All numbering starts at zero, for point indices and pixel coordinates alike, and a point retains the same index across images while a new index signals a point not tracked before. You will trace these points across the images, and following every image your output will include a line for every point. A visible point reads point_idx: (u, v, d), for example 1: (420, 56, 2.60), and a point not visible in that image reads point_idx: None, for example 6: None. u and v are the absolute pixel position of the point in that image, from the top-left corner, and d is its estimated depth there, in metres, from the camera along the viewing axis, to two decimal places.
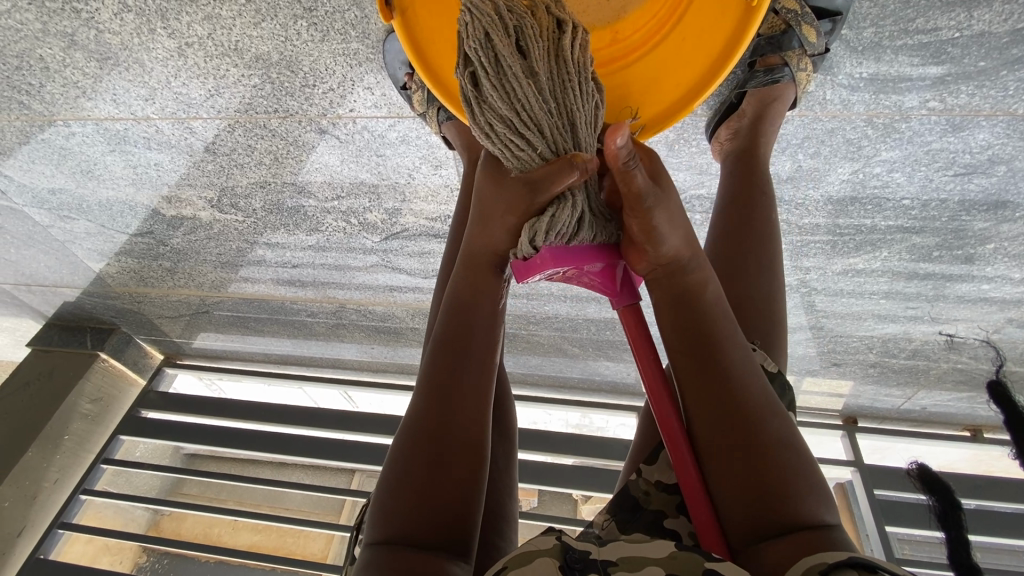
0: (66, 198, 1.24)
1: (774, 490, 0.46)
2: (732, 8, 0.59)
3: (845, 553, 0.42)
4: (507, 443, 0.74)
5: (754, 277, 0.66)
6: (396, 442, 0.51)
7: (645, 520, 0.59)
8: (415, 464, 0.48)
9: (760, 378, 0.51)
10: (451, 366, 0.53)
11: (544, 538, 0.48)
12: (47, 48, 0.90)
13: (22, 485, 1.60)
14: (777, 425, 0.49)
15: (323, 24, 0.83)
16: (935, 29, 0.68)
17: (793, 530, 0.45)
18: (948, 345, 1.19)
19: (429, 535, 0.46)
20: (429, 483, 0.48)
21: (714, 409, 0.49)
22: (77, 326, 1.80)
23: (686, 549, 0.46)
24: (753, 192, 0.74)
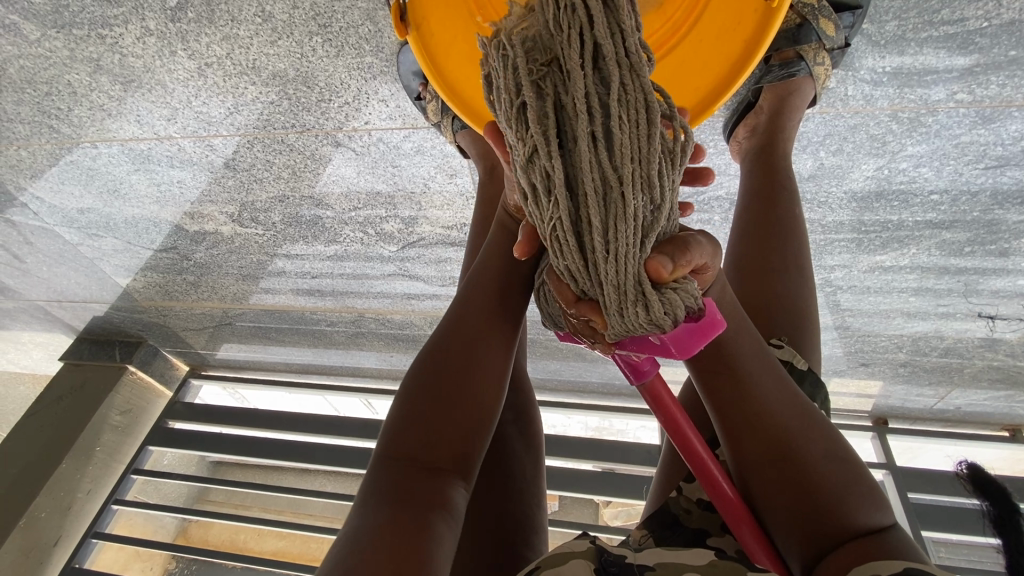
0: (94, 217, 1.27)
1: (824, 511, 0.46)
2: (749, 10, 0.58)
3: (902, 564, 0.40)
4: (534, 451, 0.73)
5: (781, 274, 0.65)
6: (411, 374, 0.55)
7: (686, 538, 0.58)
8: (429, 396, 0.52)
9: (796, 394, 0.48)
10: (472, 321, 0.57)
11: (579, 542, 0.50)
12: (74, 73, 0.92)
13: (57, 497, 1.64)
14: (817, 440, 0.47)
15: (338, 39, 0.84)
16: (961, 20, 0.67)
17: (849, 541, 0.45)
18: (983, 342, 1.15)
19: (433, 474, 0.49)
20: (444, 417, 0.51)
21: (751, 445, 0.48)
22: (107, 340, 1.85)
23: (726, 559, 0.46)
24: (778, 191, 0.72)
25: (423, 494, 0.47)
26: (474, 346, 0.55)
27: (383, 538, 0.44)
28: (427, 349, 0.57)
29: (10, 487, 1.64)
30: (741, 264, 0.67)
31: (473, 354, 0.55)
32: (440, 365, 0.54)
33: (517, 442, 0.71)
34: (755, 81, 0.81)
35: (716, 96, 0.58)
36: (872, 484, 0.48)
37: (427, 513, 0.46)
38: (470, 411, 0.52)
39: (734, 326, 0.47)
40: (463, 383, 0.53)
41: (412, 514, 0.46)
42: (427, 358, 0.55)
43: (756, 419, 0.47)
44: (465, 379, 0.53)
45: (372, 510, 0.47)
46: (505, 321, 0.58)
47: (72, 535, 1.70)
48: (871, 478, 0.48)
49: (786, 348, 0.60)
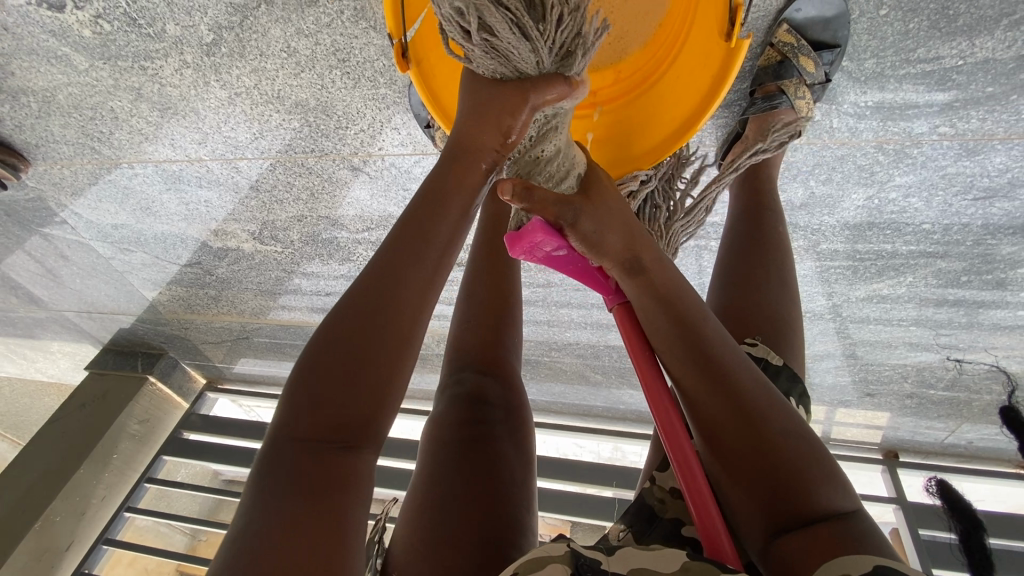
0: (127, 232, 1.36)
1: (787, 479, 0.47)
2: (715, 44, 0.64)
3: (871, 563, 0.40)
4: (526, 460, 0.69)
5: (765, 285, 0.68)
6: (313, 344, 0.48)
7: (661, 531, 0.59)
8: (331, 369, 0.46)
9: (749, 363, 0.51)
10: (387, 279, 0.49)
11: (555, 546, 0.48)
12: (117, 101, 1.02)
13: (73, 501, 1.69)
14: (780, 415, 0.49)
15: (355, 73, 0.91)
16: (937, 58, 0.70)
17: (814, 523, 0.46)
18: (988, 374, 1.14)
19: (338, 465, 0.45)
20: (349, 392, 0.46)
21: (723, 416, 0.49)
22: (129, 351, 1.92)
23: (699, 561, 0.45)
24: (762, 210, 0.76)
25: (334, 483, 0.44)
26: (389, 307, 0.48)
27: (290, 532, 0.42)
28: (335, 308, 0.49)
29: (29, 491, 1.70)
30: (727, 279, 0.70)
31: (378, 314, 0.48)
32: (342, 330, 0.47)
33: (507, 442, 0.68)
34: (741, 112, 0.84)
35: (699, 114, 0.65)
36: (834, 467, 0.49)
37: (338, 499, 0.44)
38: (373, 377, 0.46)
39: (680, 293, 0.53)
40: (368, 350, 0.47)
41: (319, 504, 0.43)
42: (335, 317, 0.49)
43: (720, 381, 0.50)
44: (370, 343, 0.47)
45: (274, 506, 0.43)
46: (427, 270, 0.51)
47: (84, 539, 1.74)
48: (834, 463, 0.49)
49: (758, 345, 0.62)
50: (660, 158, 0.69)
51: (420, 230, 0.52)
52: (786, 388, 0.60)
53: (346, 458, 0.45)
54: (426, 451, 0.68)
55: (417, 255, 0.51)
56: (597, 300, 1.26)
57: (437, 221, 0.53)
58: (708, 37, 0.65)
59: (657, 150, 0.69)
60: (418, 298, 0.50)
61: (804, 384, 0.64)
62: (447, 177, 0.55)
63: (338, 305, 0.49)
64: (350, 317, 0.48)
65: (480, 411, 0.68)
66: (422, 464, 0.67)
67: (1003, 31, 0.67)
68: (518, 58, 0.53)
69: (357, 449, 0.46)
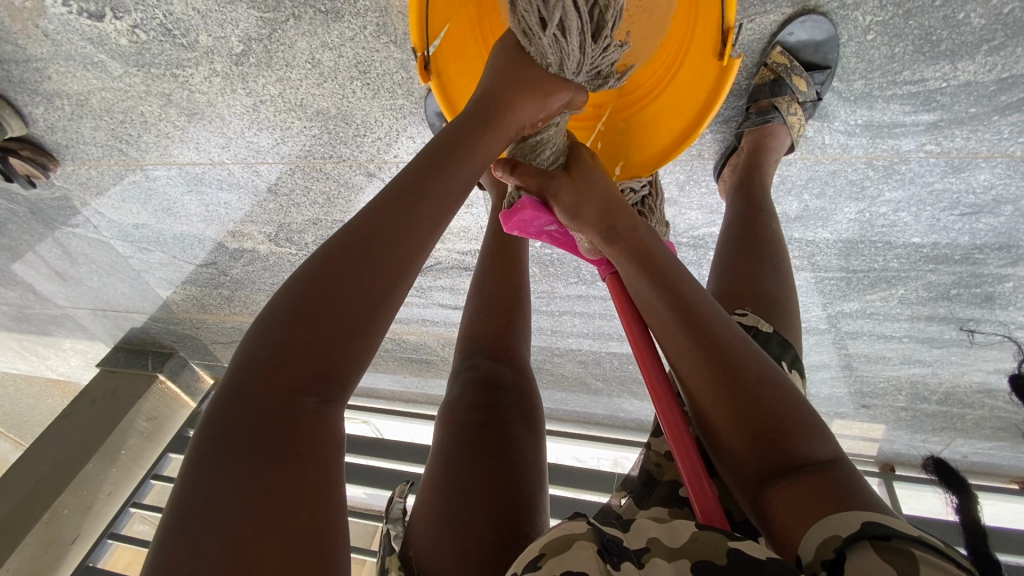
0: (147, 232, 1.41)
1: (773, 436, 0.50)
2: (709, 65, 0.70)
3: (859, 521, 0.42)
4: (537, 438, 0.73)
5: (759, 275, 0.72)
6: (280, 297, 0.47)
7: (661, 493, 0.65)
8: (300, 325, 0.45)
9: (740, 331, 0.56)
10: (371, 236, 0.48)
11: (575, 524, 0.49)
12: (148, 105, 1.07)
13: (80, 494, 1.72)
14: (762, 371, 0.53)
15: (375, 84, 0.97)
16: (922, 80, 0.75)
17: (802, 472, 0.48)
18: (979, 387, 1.17)
19: (302, 418, 0.44)
20: (318, 347, 0.45)
21: (712, 374, 0.54)
22: (140, 350, 1.96)
23: (707, 530, 0.47)
24: (756, 209, 0.80)
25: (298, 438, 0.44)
26: (376, 263, 0.48)
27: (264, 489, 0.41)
28: (309, 259, 0.49)
29: (38, 484, 1.72)
30: (723, 269, 0.75)
31: (357, 268, 0.47)
32: (320, 281, 0.46)
33: (520, 427, 0.71)
34: (737, 126, 0.89)
35: (695, 125, 0.72)
36: (818, 422, 0.51)
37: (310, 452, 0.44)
38: (340, 329, 0.45)
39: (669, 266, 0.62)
40: (333, 303, 0.45)
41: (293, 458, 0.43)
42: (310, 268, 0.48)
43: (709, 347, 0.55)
44: (340, 298, 0.46)
45: (238, 458, 0.42)
46: (416, 232, 0.50)
47: (90, 533, 1.77)
48: (820, 420, 0.52)
49: (748, 316, 0.67)
50: (662, 163, 0.77)
51: (415, 191, 0.52)
52: (776, 353, 0.63)
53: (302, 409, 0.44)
54: (441, 432, 0.71)
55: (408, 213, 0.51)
56: (600, 306, 1.30)
57: (441, 179, 0.54)
58: (703, 59, 0.71)
59: (660, 155, 0.77)
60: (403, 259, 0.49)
61: (799, 352, 0.67)
62: (466, 135, 0.58)
63: (312, 257, 0.48)
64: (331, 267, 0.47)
65: (492, 395, 0.72)
66: (436, 450, 0.70)
67: (983, 56, 0.71)
68: (573, 62, 0.64)
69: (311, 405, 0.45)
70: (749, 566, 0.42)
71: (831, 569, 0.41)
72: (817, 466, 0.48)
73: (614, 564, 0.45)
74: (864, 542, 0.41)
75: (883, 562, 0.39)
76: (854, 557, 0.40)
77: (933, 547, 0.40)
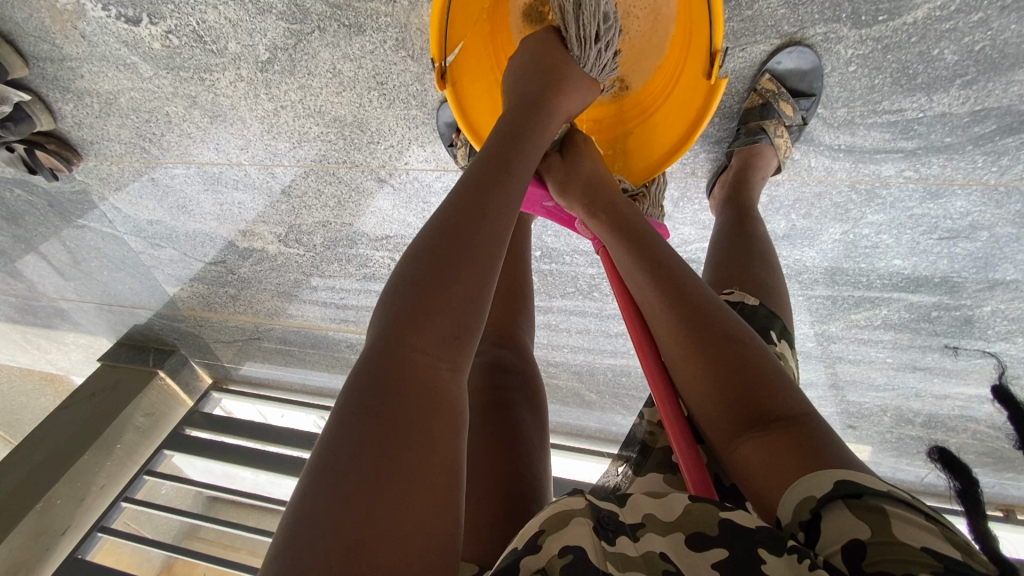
0: (160, 228, 1.46)
1: (747, 392, 0.55)
2: (700, 88, 0.76)
3: (833, 480, 0.46)
4: (540, 419, 0.78)
5: (750, 264, 0.77)
6: (400, 271, 0.53)
7: (655, 459, 0.70)
8: (419, 292, 0.51)
9: (709, 292, 0.63)
10: (467, 217, 0.55)
11: (574, 499, 0.50)
12: (173, 106, 1.13)
13: (74, 486, 1.73)
14: (743, 335, 0.58)
15: (391, 95, 1.03)
16: (900, 110, 0.80)
17: (775, 432, 0.52)
18: (961, 410, 1.20)
19: (441, 386, 0.49)
20: (438, 309, 0.50)
21: (695, 347, 0.59)
22: (141, 346, 1.99)
23: (699, 502, 0.50)
24: (746, 210, 0.86)
25: (430, 399, 0.47)
26: (474, 239, 0.54)
27: (396, 442, 0.44)
28: (419, 237, 0.55)
29: (32, 474, 1.73)
30: (718, 260, 0.80)
31: (457, 249, 0.53)
32: (433, 255, 0.53)
33: (524, 410, 0.76)
34: (728, 145, 0.94)
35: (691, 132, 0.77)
36: (791, 383, 0.56)
37: (443, 417, 0.47)
38: (454, 296, 0.51)
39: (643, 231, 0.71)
40: (444, 270, 0.51)
41: (423, 419, 0.46)
42: (419, 248, 0.54)
43: (687, 316, 0.61)
44: (451, 267, 0.52)
45: (371, 408, 0.46)
46: (492, 217, 0.56)
47: (80, 526, 1.77)
48: (792, 381, 0.56)
49: (737, 291, 0.72)
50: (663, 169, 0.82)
51: (491, 181, 0.59)
52: (764, 323, 0.68)
53: (436, 374, 0.49)
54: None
55: (491, 201, 0.57)
56: (595, 318, 1.34)
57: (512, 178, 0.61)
58: (694, 83, 0.77)
59: (661, 161, 0.82)
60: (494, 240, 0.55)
61: (788, 324, 0.72)
62: (524, 133, 0.67)
63: (422, 237, 0.55)
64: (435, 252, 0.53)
65: (501, 381, 0.77)
66: None
67: (957, 90, 0.77)
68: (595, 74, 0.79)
69: (443, 372, 0.49)
70: (736, 535, 0.46)
71: (808, 529, 0.46)
72: (786, 419, 0.52)
73: (608, 539, 0.47)
74: (838, 502, 0.45)
75: (857, 519, 0.43)
76: (830, 518, 0.45)
77: (905, 500, 0.44)
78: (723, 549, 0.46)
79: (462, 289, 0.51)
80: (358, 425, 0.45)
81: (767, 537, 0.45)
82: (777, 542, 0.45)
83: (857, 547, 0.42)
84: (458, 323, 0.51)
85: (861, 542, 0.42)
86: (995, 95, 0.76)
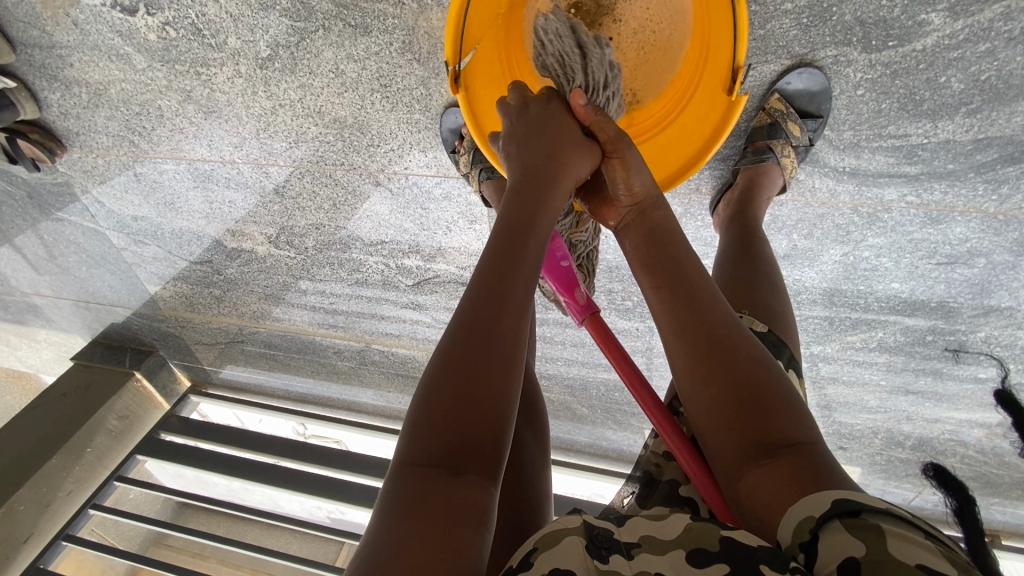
0: (145, 225, 1.41)
1: (758, 415, 0.54)
2: (718, 102, 0.77)
3: (831, 499, 0.45)
4: (540, 439, 0.77)
5: (759, 289, 0.76)
6: (439, 346, 0.55)
7: (661, 491, 0.70)
8: (447, 380, 0.52)
9: (739, 324, 0.61)
10: (494, 295, 0.56)
11: (572, 518, 0.51)
12: (166, 100, 1.10)
13: (39, 492, 1.65)
14: (755, 362, 0.57)
15: (394, 98, 1.01)
16: (905, 135, 0.81)
17: (785, 455, 0.51)
18: (951, 435, 1.21)
19: (468, 492, 0.48)
20: (470, 400, 0.50)
21: (706, 378, 0.58)
22: (118, 346, 1.92)
23: (702, 521, 0.49)
24: (751, 235, 0.84)
25: (457, 508, 0.47)
26: (498, 321, 0.55)
27: (415, 540, 0.44)
28: (456, 312, 0.57)
29: None
30: (729, 282, 0.79)
31: (499, 302, 0.56)
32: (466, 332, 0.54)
33: (526, 432, 0.76)
34: (734, 164, 0.95)
35: (711, 142, 0.77)
36: (801, 409, 0.54)
37: (464, 525, 0.46)
38: (490, 386, 0.51)
39: (671, 241, 0.70)
40: (480, 355, 0.53)
41: (447, 526, 0.46)
42: (456, 322, 0.56)
43: (682, 330, 0.61)
44: (484, 354, 0.53)
45: (400, 497, 0.47)
46: (515, 298, 0.57)
47: (45, 533, 1.68)
48: (801, 404, 0.56)
49: (745, 317, 0.71)
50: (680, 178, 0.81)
51: (512, 257, 0.60)
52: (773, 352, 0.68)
53: (468, 484, 0.48)
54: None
55: (518, 258, 0.60)
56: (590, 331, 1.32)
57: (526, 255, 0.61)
58: (712, 96, 0.78)
59: (679, 172, 0.82)
60: (526, 296, 0.58)
61: (795, 352, 0.71)
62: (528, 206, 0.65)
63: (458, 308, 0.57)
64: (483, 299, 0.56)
65: None
66: None
67: (962, 118, 0.78)
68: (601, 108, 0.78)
69: (478, 482, 0.48)
70: (739, 551, 0.45)
71: (808, 550, 0.44)
72: (792, 445, 0.51)
73: (602, 558, 0.47)
74: (834, 521, 0.43)
75: (853, 538, 0.42)
76: (827, 536, 0.43)
77: (904, 519, 0.43)
78: (725, 563, 0.44)
79: (491, 374, 0.52)
80: (394, 513, 0.46)
81: (767, 555, 0.44)
82: (779, 561, 0.43)
83: (851, 564, 0.40)
84: (489, 423, 0.50)
85: (856, 559, 0.40)
86: (999, 124, 0.78)
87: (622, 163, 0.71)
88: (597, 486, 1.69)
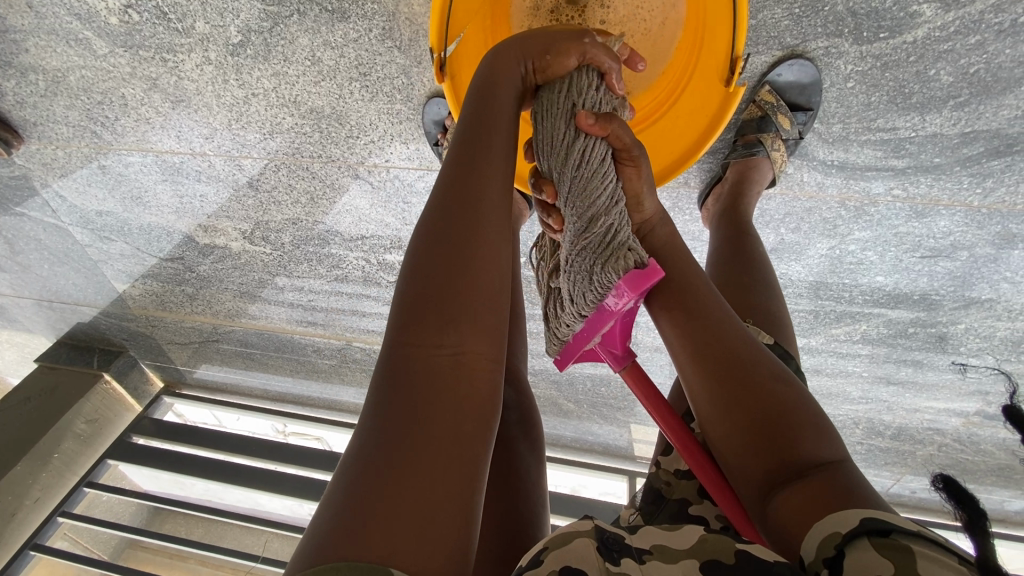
0: (110, 220, 1.34)
1: (781, 434, 0.54)
2: (715, 93, 0.77)
3: (858, 517, 0.44)
4: (537, 454, 0.76)
5: (762, 296, 0.76)
6: (414, 251, 0.54)
7: (670, 508, 0.70)
8: (431, 279, 0.51)
9: (752, 338, 0.61)
10: (464, 194, 0.55)
11: (583, 522, 0.49)
12: (130, 88, 1.04)
13: (5, 501, 1.58)
14: (773, 377, 0.57)
15: (374, 86, 0.97)
16: (893, 129, 0.81)
17: (808, 477, 0.51)
18: (930, 424, 1.22)
19: (468, 380, 0.49)
20: (453, 293, 0.51)
21: (725, 392, 0.58)
22: (85, 347, 1.83)
23: (714, 534, 0.48)
24: (742, 235, 0.84)
25: (462, 395, 0.49)
26: (472, 216, 0.54)
27: (426, 431, 0.46)
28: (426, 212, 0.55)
29: None
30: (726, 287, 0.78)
31: (470, 223, 0.53)
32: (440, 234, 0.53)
33: (523, 444, 0.74)
34: (724, 158, 0.94)
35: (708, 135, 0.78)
36: (824, 425, 0.55)
37: (470, 410, 0.48)
38: (473, 280, 0.51)
39: (681, 256, 0.68)
40: (459, 250, 0.52)
41: (456, 412, 0.48)
42: (427, 223, 0.55)
43: (699, 352, 0.60)
44: (465, 249, 0.52)
45: (402, 394, 0.48)
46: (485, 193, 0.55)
47: (12, 543, 1.62)
48: (823, 419, 0.56)
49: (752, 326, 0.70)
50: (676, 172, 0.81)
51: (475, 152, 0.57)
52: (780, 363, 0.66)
53: (468, 371, 0.49)
54: None
55: (486, 149, 0.57)
56: None
57: (492, 145, 0.58)
58: (707, 87, 0.78)
59: (674, 165, 0.82)
60: (498, 186, 0.56)
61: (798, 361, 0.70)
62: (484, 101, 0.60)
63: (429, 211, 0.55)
64: (451, 206, 0.54)
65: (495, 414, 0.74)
66: None
67: (949, 111, 0.78)
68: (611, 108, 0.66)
69: (478, 369, 0.50)
70: (756, 565, 0.44)
71: (832, 565, 0.43)
72: (818, 465, 0.51)
73: (613, 560, 0.45)
74: (862, 540, 0.43)
75: (882, 556, 0.41)
76: (853, 553, 0.42)
77: (936, 542, 0.42)
78: None
79: (476, 270, 0.52)
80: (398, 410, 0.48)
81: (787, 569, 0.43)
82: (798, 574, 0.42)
83: None
84: (479, 310, 0.51)
85: None
86: (985, 118, 0.78)
87: (636, 171, 0.66)
88: (583, 481, 1.69)
